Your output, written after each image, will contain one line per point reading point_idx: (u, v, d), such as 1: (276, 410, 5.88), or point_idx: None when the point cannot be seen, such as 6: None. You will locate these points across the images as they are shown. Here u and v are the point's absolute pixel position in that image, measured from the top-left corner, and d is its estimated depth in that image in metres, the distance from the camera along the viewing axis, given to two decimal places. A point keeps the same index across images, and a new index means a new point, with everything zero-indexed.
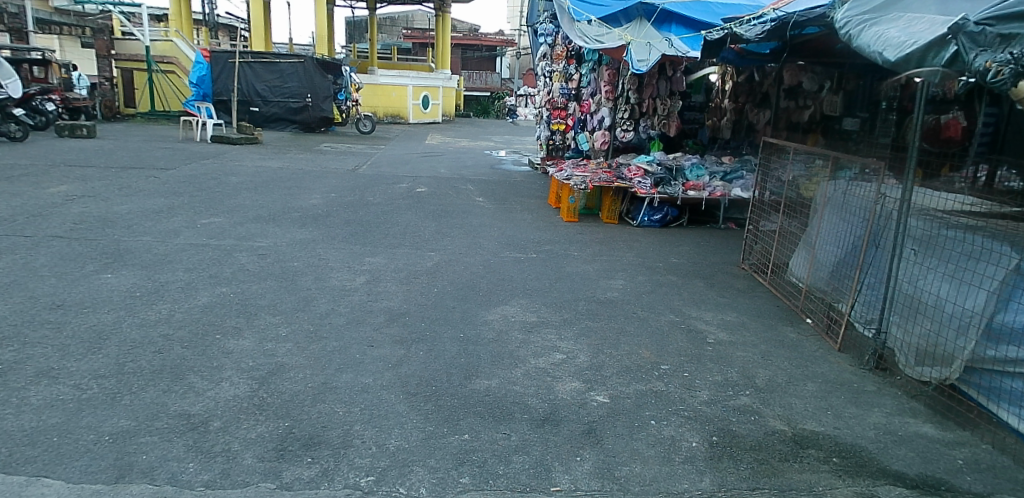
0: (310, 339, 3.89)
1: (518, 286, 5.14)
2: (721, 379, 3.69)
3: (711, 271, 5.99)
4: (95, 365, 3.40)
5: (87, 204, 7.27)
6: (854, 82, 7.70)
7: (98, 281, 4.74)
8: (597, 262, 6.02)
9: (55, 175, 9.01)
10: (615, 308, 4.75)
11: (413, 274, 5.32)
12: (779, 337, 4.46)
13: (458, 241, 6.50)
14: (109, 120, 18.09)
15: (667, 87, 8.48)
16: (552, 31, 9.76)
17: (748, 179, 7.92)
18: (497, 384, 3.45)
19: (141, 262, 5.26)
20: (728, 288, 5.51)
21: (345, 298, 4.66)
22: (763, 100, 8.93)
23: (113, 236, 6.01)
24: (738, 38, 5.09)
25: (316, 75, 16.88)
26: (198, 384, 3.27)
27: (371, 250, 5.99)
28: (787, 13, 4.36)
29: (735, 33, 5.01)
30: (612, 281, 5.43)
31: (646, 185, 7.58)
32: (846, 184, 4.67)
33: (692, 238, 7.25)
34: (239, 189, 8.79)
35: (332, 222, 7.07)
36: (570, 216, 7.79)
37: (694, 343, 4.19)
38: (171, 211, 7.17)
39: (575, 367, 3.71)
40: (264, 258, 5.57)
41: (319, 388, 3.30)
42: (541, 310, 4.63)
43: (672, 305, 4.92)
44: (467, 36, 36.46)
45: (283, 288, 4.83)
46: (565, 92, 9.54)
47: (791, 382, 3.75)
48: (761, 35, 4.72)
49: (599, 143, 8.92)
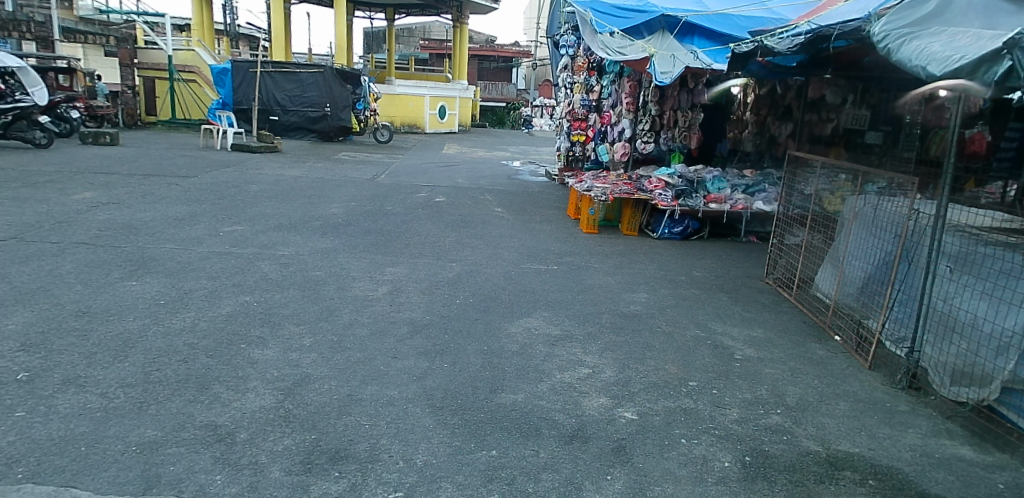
0: (334, 350, 3.88)
1: (540, 299, 5.10)
2: (751, 397, 3.62)
3: (735, 285, 5.92)
4: (121, 373, 3.40)
5: (111, 212, 7.34)
6: (878, 96, 7.77)
7: (123, 288, 4.76)
8: (619, 275, 5.96)
9: (79, 182, 9.12)
10: (639, 322, 4.70)
11: (435, 284, 5.31)
12: (807, 354, 4.37)
13: (479, 252, 6.49)
14: (131, 128, 18.61)
15: (688, 99, 8.52)
16: (574, 42, 9.61)
17: (770, 192, 7.86)
18: (523, 398, 3.41)
19: (165, 270, 5.27)
20: (752, 302, 5.44)
21: (367, 309, 4.66)
22: (786, 113, 8.87)
23: (137, 243, 6.05)
24: (768, 51, 4.92)
25: (336, 85, 17.09)
26: (224, 394, 3.26)
27: (392, 260, 5.98)
28: (822, 26, 4.23)
29: (764, 46, 4.86)
30: (634, 294, 5.39)
31: (667, 197, 7.55)
32: (878, 199, 4.65)
33: (713, 251, 7.19)
34: (261, 197, 8.85)
35: (352, 231, 7.09)
36: (590, 227, 7.76)
37: (721, 358, 4.13)
38: (193, 219, 7.22)
39: (601, 382, 3.66)
40: (287, 267, 5.58)
41: (344, 401, 3.27)
42: (565, 323, 4.58)
43: (696, 319, 4.86)
44: (483, 46, 36.57)
45: (306, 297, 4.83)
46: (586, 104, 9.46)
47: (823, 400, 3.68)
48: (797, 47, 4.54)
49: (620, 155, 8.85)
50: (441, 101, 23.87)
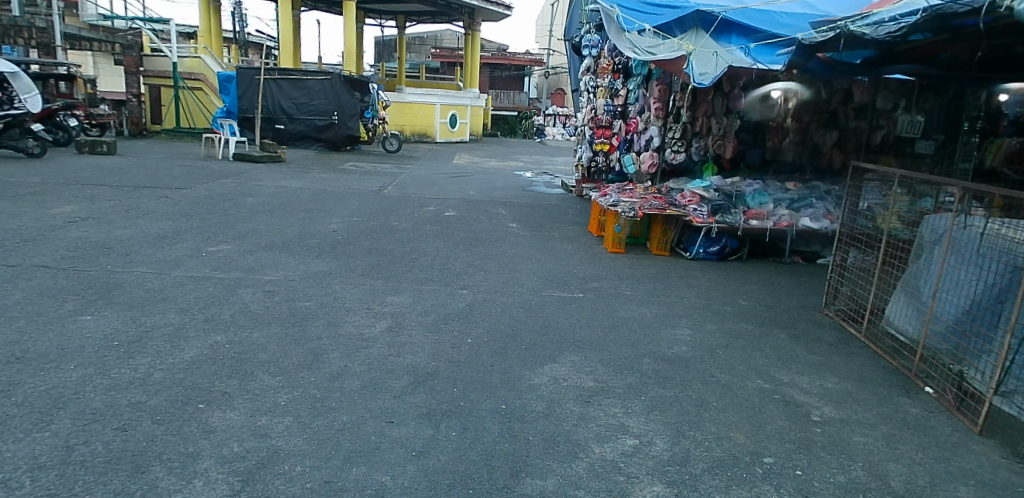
0: (314, 412, 3.11)
1: (567, 336, 4.31)
2: (845, 481, 2.83)
3: (791, 318, 5.10)
4: (36, 449, 2.67)
5: (87, 228, 6.63)
6: (933, 100, 7.72)
7: (73, 325, 4.02)
8: (655, 305, 5.15)
9: (62, 194, 8.45)
10: (688, 370, 3.90)
11: (443, 318, 4.52)
12: (898, 415, 3.56)
13: (493, 276, 5.71)
14: (135, 137, 18.01)
15: (723, 104, 7.76)
16: (597, 42, 8.82)
17: (818, 207, 7.01)
18: (554, 486, 2.63)
19: (130, 300, 4.53)
20: (816, 341, 4.62)
21: (361, 352, 3.87)
22: (830, 119, 7.96)
23: (106, 266, 5.32)
24: (852, 39, 4.12)
25: (343, 93, 16.36)
26: (164, 483, 2.52)
27: (394, 287, 5.22)
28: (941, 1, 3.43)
29: (848, 33, 4.06)
30: (677, 330, 4.58)
31: (703, 213, 6.78)
32: (986, 223, 3.80)
33: (756, 274, 6.38)
34: (255, 211, 8.12)
35: (352, 252, 6.34)
36: (615, 246, 6.96)
37: (796, 423, 3.33)
38: (177, 236, 6.50)
39: (652, 460, 2.87)
40: (272, 296, 4.82)
41: (322, 492, 2.51)
42: (598, 371, 3.79)
43: (755, 366, 4.05)
44: (495, 54, 35.87)
45: (289, 336, 4.06)
46: (610, 109, 8.62)
47: (937, 485, 2.87)
48: (892, 37, 3.80)
49: (647, 166, 8.07)
50: (453, 109, 23.22)
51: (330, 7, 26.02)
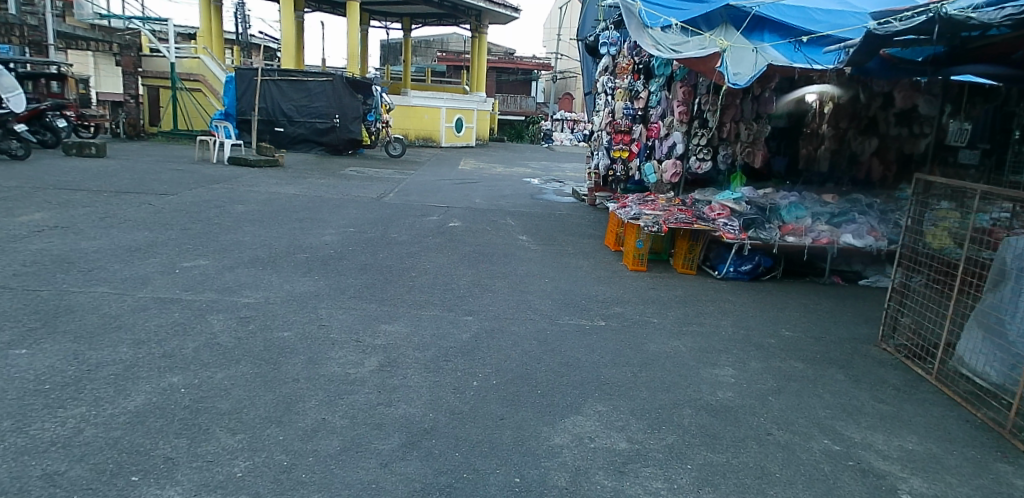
0: (277, 491, 2.46)
1: (590, 379, 3.64)
2: None
3: (845, 354, 4.42)
4: None
5: (52, 239, 5.99)
6: (981, 106, 7.00)
7: (0, 361, 3.36)
8: (689, 337, 4.47)
9: (35, 200, 7.82)
10: (739, 425, 3.23)
11: (444, 353, 3.86)
12: (1002, 489, 2.89)
13: (502, 299, 5.05)
14: (131, 139, 17.44)
15: (753, 109, 7.03)
16: (617, 39, 8.21)
17: (861, 222, 6.32)
18: None
19: (81, 329, 3.89)
20: (880, 384, 3.95)
21: (344, 400, 3.21)
22: (869, 125, 7.28)
23: (61, 285, 4.67)
24: (953, 27, 3.44)
25: (345, 95, 15.83)
26: None
27: (389, 313, 4.55)
28: None
29: (952, 19, 3.37)
30: (718, 370, 3.90)
31: (734, 228, 6.10)
32: None
33: (796, 297, 5.69)
34: (242, 221, 7.47)
35: (344, 268, 5.69)
36: (636, 263, 6.29)
37: None
38: (150, 249, 5.85)
39: None
40: (246, 323, 4.17)
41: None
42: (632, 427, 3.12)
43: (817, 419, 3.37)
44: (502, 58, 35.27)
45: (259, 376, 3.40)
46: (629, 113, 7.99)
47: None
48: (1018, 19, 3.14)
49: (669, 175, 7.37)
50: (459, 113, 22.56)
51: (335, 8, 25.47)
